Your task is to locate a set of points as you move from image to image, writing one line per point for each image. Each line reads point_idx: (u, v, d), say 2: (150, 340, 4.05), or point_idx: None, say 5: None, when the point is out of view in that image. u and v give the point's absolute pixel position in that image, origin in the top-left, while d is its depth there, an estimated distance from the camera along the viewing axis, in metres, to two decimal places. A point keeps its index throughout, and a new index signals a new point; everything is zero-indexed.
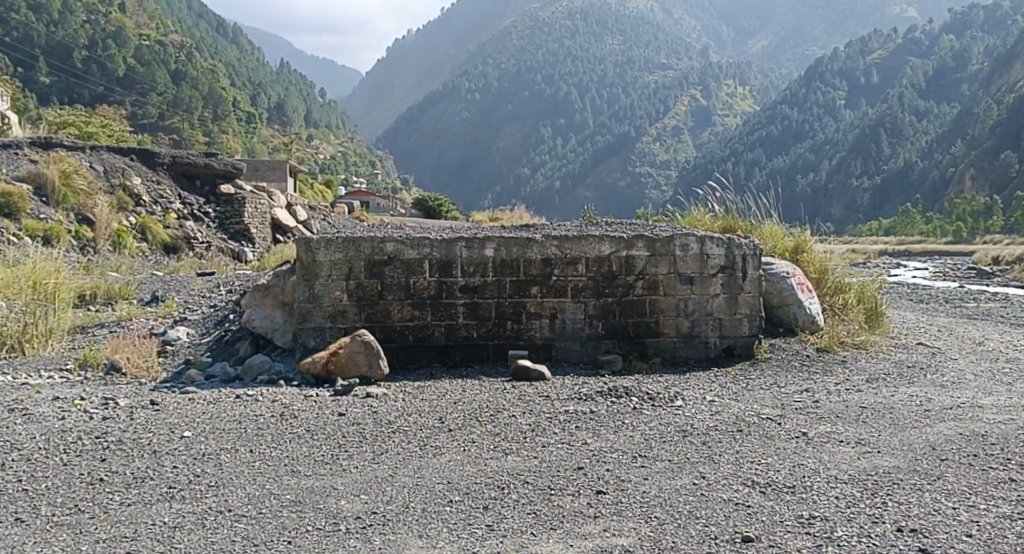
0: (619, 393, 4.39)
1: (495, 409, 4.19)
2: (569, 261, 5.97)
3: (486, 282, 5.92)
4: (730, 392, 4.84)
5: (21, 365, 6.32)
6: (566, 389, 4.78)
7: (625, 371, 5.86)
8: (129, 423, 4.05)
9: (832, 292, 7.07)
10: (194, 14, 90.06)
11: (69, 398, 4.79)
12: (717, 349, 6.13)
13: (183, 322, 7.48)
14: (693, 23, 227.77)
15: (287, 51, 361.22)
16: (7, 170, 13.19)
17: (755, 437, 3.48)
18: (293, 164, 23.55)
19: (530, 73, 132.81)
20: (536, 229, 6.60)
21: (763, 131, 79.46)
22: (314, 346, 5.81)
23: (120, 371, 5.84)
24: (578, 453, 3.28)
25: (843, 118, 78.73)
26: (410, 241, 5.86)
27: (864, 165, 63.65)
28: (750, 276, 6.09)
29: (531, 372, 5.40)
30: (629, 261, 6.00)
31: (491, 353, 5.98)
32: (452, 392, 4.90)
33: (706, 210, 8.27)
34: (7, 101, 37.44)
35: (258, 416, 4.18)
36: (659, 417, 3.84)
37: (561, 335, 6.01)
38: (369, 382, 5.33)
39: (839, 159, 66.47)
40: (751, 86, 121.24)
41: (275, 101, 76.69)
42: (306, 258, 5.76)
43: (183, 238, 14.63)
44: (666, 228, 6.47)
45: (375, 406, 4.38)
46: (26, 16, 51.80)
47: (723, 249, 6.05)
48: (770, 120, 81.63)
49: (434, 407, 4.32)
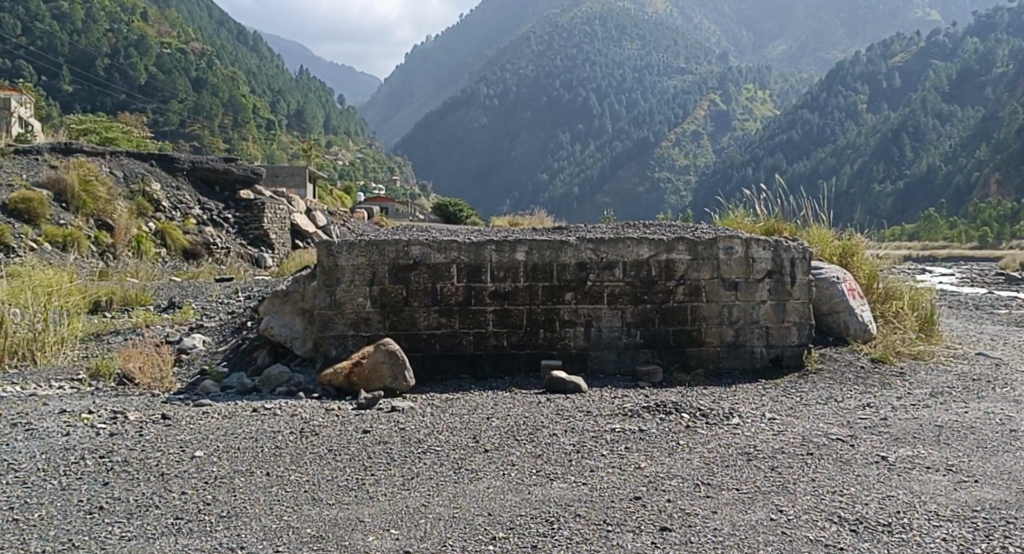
0: (667, 408, 4.01)
1: (535, 425, 3.84)
2: (606, 264, 5.61)
3: (517, 287, 5.57)
4: (783, 406, 4.46)
5: (29, 375, 6.03)
6: (605, 404, 4.44)
7: (667, 383, 5.48)
8: (136, 441, 3.74)
9: (882, 298, 6.69)
10: (216, 22, 90.70)
11: (76, 411, 4.52)
12: (763, 359, 5.75)
13: (199, 329, 7.21)
14: (713, 27, 226.19)
15: (307, 59, 363.09)
16: (27, 175, 13.03)
17: (831, 462, 3.09)
18: (313, 170, 23.37)
19: (548, 79, 132.04)
20: (568, 232, 6.24)
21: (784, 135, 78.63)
22: (336, 355, 5.49)
23: (131, 380, 5.58)
24: (631, 480, 2.94)
25: (865, 122, 77.50)
26: (437, 244, 5.53)
27: (887, 170, 62.61)
28: (799, 281, 5.72)
29: (566, 384, 5.10)
30: (669, 265, 5.64)
31: (522, 363, 5.63)
32: (486, 405, 4.57)
33: (747, 211, 7.84)
34: (31, 109, 37.68)
35: (274, 433, 3.86)
36: (715, 438, 3.46)
37: (596, 345, 5.65)
38: (394, 395, 5.01)
39: (861, 163, 65.63)
40: (771, 90, 120.09)
41: (295, 108, 77.02)
42: (326, 263, 5.45)
43: (202, 243, 14.38)
44: (710, 230, 6.12)
45: (402, 422, 4.04)
46: (50, 26, 52.35)
47: (770, 252, 5.69)
48: (791, 124, 80.72)
49: (469, 424, 4.00)
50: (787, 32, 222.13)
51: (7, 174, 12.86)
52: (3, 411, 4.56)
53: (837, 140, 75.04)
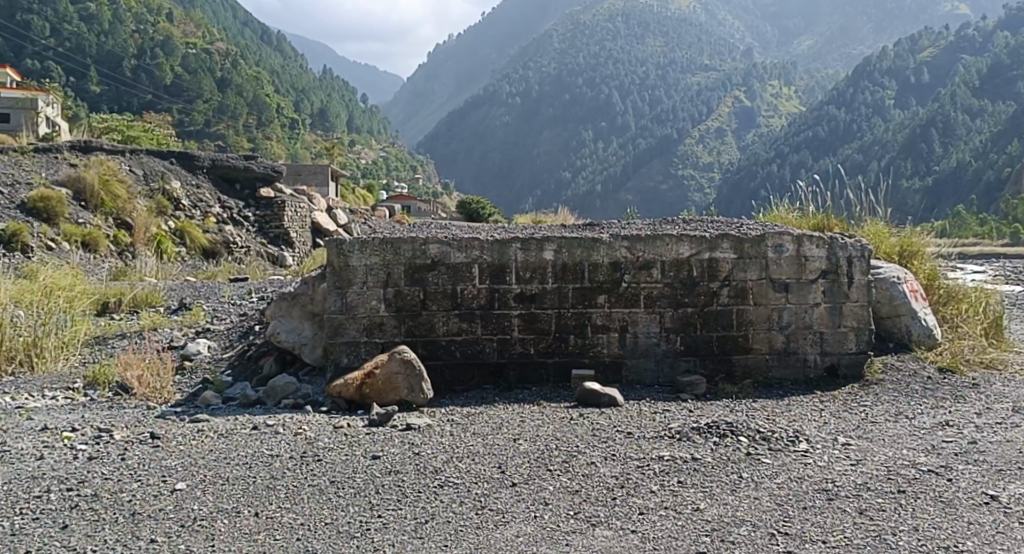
0: (719, 429, 3.47)
1: (568, 453, 3.32)
2: (643, 264, 5.10)
3: (545, 290, 5.09)
4: (854, 426, 3.91)
5: (22, 384, 5.62)
6: (642, 424, 3.95)
7: (711, 395, 4.96)
8: (115, 468, 3.28)
9: (944, 299, 6.13)
10: (240, 23, 91.14)
11: (64, 429, 4.11)
12: (818, 368, 5.21)
13: (207, 333, 6.77)
14: (738, 23, 222.34)
15: (330, 59, 363.71)
16: (46, 174, 12.73)
17: (930, 504, 2.57)
18: (335, 169, 23.02)
19: (570, 77, 130.38)
20: (600, 229, 5.74)
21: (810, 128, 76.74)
22: (347, 365, 5.02)
23: (130, 391, 5.15)
24: (691, 527, 2.44)
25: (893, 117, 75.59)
26: (458, 242, 5.04)
27: (917, 168, 60.14)
28: (858, 282, 5.18)
29: (601, 396, 4.64)
30: (713, 265, 5.12)
31: (551, 374, 5.13)
32: (511, 423, 4.12)
33: (793, 209, 7.38)
34: (58, 111, 37.81)
35: (273, 457, 3.39)
36: (786, 469, 2.94)
37: (633, 353, 5.14)
38: (410, 409, 4.54)
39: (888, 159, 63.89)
40: (796, 87, 117.89)
41: (318, 108, 77.10)
42: (338, 262, 4.98)
43: (222, 242, 14.06)
44: (758, 226, 5.57)
45: (418, 446, 3.56)
46: (77, 27, 52.69)
47: (825, 250, 5.16)
48: (818, 118, 78.91)
49: (495, 448, 3.49)
50: (812, 27, 218.35)
51: (27, 173, 12.55)
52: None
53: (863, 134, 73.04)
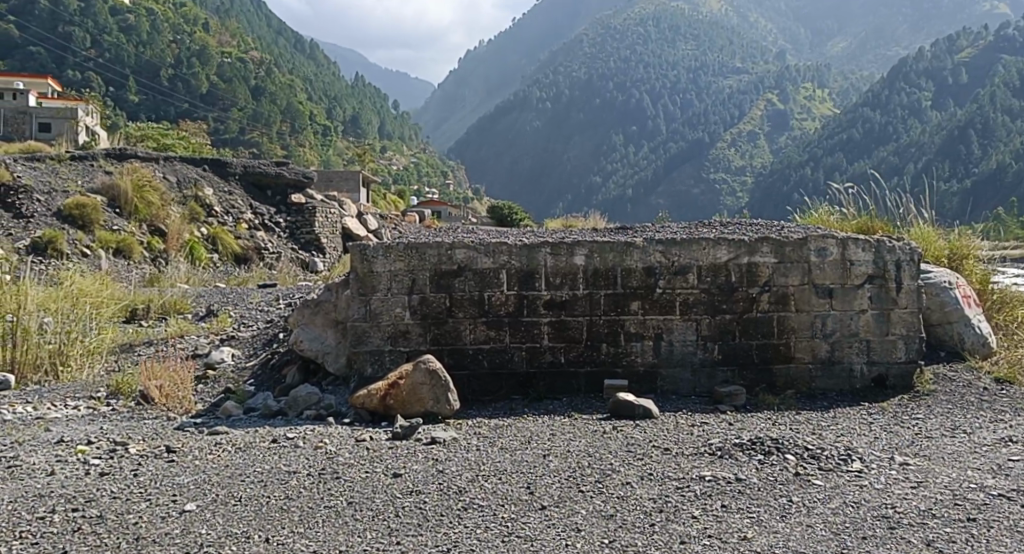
0: (765, 447, 3.25)
1: (604, 471, 3.11)
2: (678, 270, 4.87)
3: (575, 297, 4.88)
4: (910, 442, 3.64)
5: (44, 392, 5.53)
6: (680, 440, 3.73)
7: (752, 407, 4.72)
8: (126, 485, 3.13)
9: (997, 306, 5.83)
10: (275, 31, 92.17)
11: (82, 441, 3.99)
12: (866, 379, 4.93)
13: (232, 341, 6.66)
14: (771, 25, 219.71)
15: (362, 66, 366.24)
16: (81, 182, 12.81)
17: (1005, 536, 2.33)
18: (366, 176, 23.02)
19: (601, 80, 129.66)
20: (631, 233, 5.52)
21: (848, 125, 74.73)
22: (371, 374, 4.85)
23: (152, 400, 5.04)
24: None
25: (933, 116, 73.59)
26: (485, 247, 4.85)
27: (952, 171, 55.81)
28: (906, 287, 4.90)
29: (635, 407, 4.43)
30: (752, 270, 4.88)
31: (583, 384, 4.92)
32: (542, 438, 3.93)
33: (835, 212, 7.10)
34: (97, 120, 38.37)
35: (290, 474, 3.22)
36: (838, 491, 2.72)
37: (669, 362, 4.91)
38: (436, 421, 4.38)
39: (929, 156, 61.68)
40: (831, 89, 116.04)
41: (350, 114, 77.55)
42: (362, 269, 4.81)
43: (253, 248, 14.06)
44: (801, 229, 5.32)
45: (441, 462, 3.37)
46: (116, 38, 53.72)
47: (871, 254, 4.89)
48: (855, 116, 76.96)
49: (524, 466, 3.28)
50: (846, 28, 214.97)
51: (63, 180, 12.62)
52: (7, 441, 4.03)
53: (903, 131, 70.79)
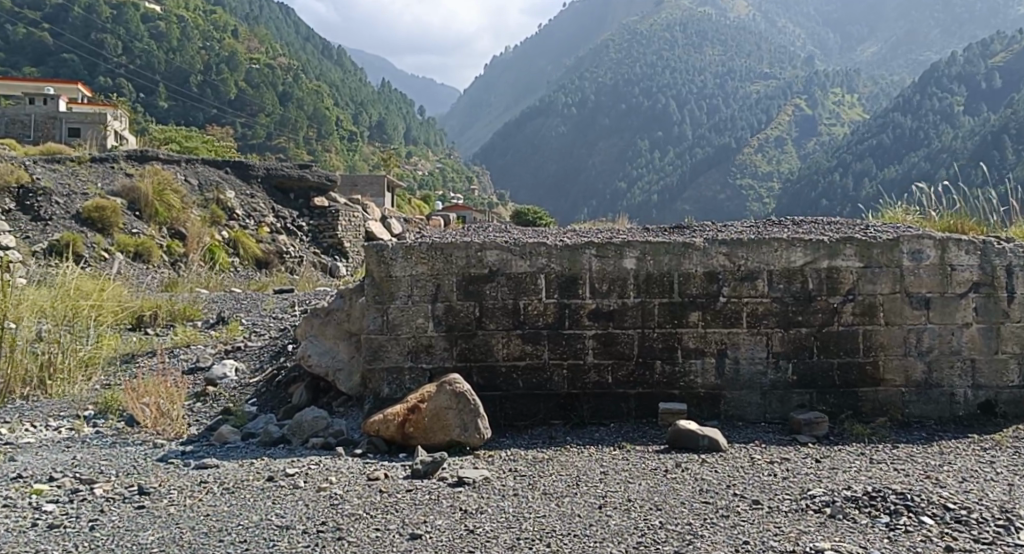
0: (895, 505, 2.54)
1: (693, 532, 2.43)
2: (746, 275, 4.16)
3: (625, 305, 4.18)
4: None
5: (27, 411, 4.85)
6: (768, 488, 3.00)
7: (836, 438, 3.99)
8: (81, 545, 2.52)
9: None
10: (302, 37, 92.23)
11: (44, 477, 3.34)
12: (968, 406, 4.18)
13: (237, 352, 5.98)
14: (799, 30, 215.72)
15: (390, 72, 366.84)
16: (101, 184, 12.28)
17: None
18: (391, 180, 22.46)
19: (628, 85, 128.17)
20: (683, 232, 4.79)
21: (890, 118, 71.59)
22: (388, 396, 4.18)
23: (142, 424, 4.39)
24: None
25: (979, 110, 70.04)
26: (521, 249, 4.17)
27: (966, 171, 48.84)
28: (1018, 297, 4.17)
29: (698, 438, 3.72)
30: (834, 276, 4.15)
31: (634, 408, 4.21)
32: (595, 478, 3.23)
33: (910, 211, 6.70)
34: (126, 127, 38.25)
35: (287, 531, 2.57)
36: None
37: (735, 383, 4.18)
38: (464, 453, 3.69)
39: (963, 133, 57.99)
40: (862, 93, 113.73)
41: (376, 120, 77.15)
42: (379, 274, 4.16)
43: (274, 252, 13.47)
44: (889, 228, 4.57)
45: (466, 516, 2.64)
46: (147, 44, 53.73)
47: (975, 258, 4.16)
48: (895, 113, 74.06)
49: (581, 523, 2.59)
50: (878, 33, 210.64)
51: (83, 183, 12.11)
52: None
53: (943, 124, 67.45)
